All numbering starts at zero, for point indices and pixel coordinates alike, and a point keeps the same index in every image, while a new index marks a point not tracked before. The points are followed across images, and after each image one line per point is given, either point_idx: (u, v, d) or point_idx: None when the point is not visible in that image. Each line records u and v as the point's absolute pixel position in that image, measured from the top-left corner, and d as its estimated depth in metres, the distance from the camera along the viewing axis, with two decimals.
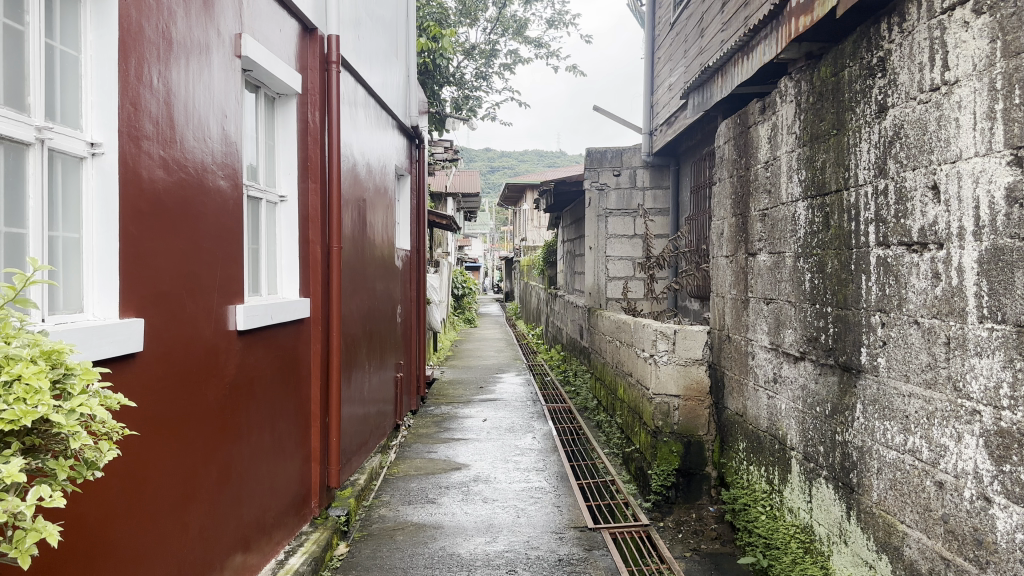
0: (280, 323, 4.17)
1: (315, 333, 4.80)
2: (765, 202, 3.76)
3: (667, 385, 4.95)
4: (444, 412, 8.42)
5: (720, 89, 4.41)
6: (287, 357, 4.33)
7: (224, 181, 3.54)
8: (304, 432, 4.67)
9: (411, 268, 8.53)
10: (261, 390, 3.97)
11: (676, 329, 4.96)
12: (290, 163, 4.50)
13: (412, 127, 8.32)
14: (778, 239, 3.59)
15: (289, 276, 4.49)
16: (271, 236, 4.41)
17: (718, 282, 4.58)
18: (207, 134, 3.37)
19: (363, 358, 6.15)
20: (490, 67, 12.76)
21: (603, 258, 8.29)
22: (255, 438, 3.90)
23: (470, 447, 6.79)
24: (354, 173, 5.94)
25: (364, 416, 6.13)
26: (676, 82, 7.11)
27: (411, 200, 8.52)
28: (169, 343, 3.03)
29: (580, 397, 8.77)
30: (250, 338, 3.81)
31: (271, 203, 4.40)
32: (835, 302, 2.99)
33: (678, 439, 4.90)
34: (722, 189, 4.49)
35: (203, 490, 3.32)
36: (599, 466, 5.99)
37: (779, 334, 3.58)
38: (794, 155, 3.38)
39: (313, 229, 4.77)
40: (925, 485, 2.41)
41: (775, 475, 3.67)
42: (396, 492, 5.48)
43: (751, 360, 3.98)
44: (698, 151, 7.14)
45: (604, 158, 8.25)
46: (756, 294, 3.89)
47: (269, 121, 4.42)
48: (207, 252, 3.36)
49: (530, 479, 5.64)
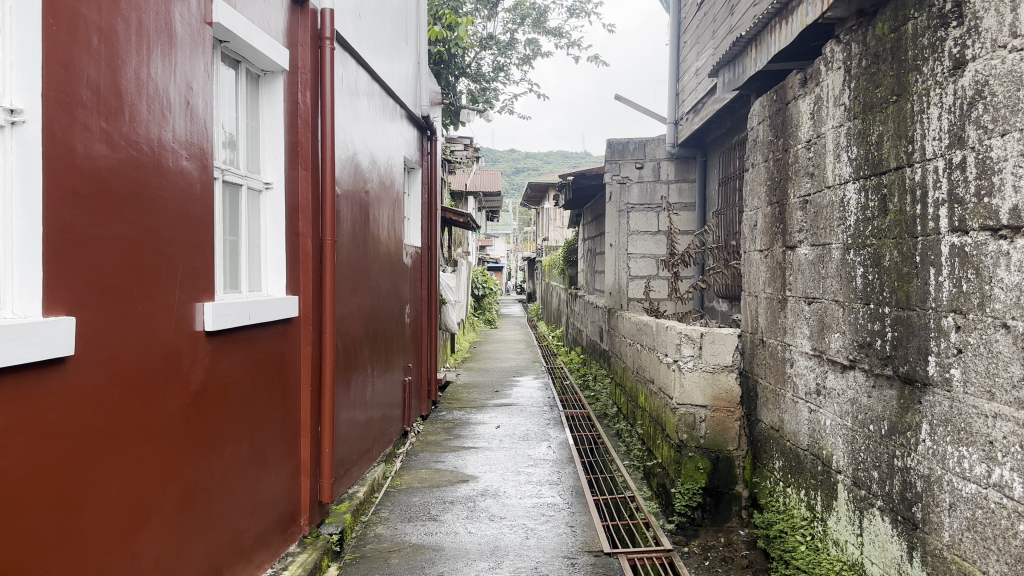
0: (260, 323, 3.76)
1: (306, 334, 4.38)
2: (807, 187, 3.28)
3: (693, 395, 4.47)
4: (457, 418, 7.99)
5: (755, 62, 3.93)
6: (271, 360, 3.92)
7: (189, 162, 3.13)
8: (293, 441, 4.25)
9: (422, 267, 8.11)
10: (237, 398, 3.55)
11: (703, 331, 4.46)
12: (277, 147, 4.09)
13: (423, 118, 7.91)
14: (823, 228, 3.11)
15: (275, 271, 4.08)
16: (253, 226, 4.00)
17: (751, 279, 4.10)
18: (166, 109, 2.96)
19: (365, 359, 5.73)
20: (508, 58, 12.31)
21: (625, 256, 7.82)
22: (229, 450, 3.49)
23: (480, 456, 6.36)
24: (355, 163, 5.52)
25: (367, 422, 5.71)
26: (703, 66, 6.63)
27: (422, 195, 8.10)
28: (113, 346, 2.63)
29: (599, 403, 8.29)
30: (223, 340, 3.40)
31: (254, 190, 3.99)
32: (894, 300, 2.52)
33: (705, 454, 4.42)
34: (756, 175, 4.01)
35: (160, 511, 2.91)
36: (618, 480, 5.52)
37: (823, 339, 3.11)
38: (843, 130, 2.91)
39: (304, 221, 4.36)
40: (1016, 529, 1.93)
41: (818, 501, 3.19)
42: (397, 507, 5.04)
43: (789, 368, 3.51)
44: (728, 141, 6.65)
45: (626, 149, 7.79)
46: (795, 293, 3.41)
47: (252, 100, 4.01)
48: (166, 241, 2.95)
49: (542, 494, 5.18)
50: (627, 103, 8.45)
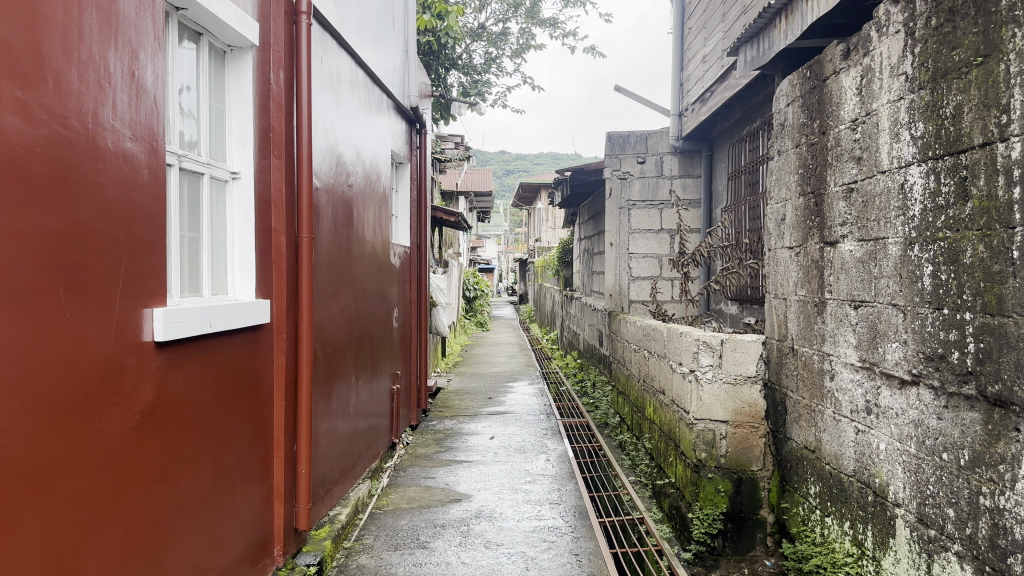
0: (225, 331, 3.30)
1: (280, 342, 3.91)
2: (853, 172, 2.85)
3: (712, 409, 4.03)
4: (448, 428, 7.52)
5: (785, 36, 3.50)
6: (236, 373, 3.45)
7: (134, 144, 2.66)
8: (265, 463, 3.80)
9: (411, 267, 7.65)
10: (196, 417, 3.09)
11: (723, 338, 4.00)
12: (245, 131, 3.63)
13: (412, 109, 7.45)
14: (875, 221, 2.68)
15: (243, 271, 3.61)
16: (218, 221, 3.54)
17: (778, 280, 3.67)
18: (105, 80, 2.50)
19: (349, 368, 5.27)
20: (500, 50, 11.87)
21: (625, 255, 7.37)
22: (187, 479, 3.03)
23: (473, 471, 5.90)
24: (337, 155, 5.06)
25: (351, 436, 5.26)
26: (711, 52, 6.20)
27: (412, 192, 7.65)
28: (30, 363, 2.17)
29: (599, 411, 7.85)
30: (177, 352, 2.93)
31: (220, 180, 3.53)
32: (980, 305, 2.10)
33: (726, 476, 4.00)
34: (784, 163, 3.58)
35: (97, 556, 2.45)
36: (624, 499, 5.07)
37: (875, 349, 2.69)
38: (903, 104, 2.49)
39: (277, 215, 3.89)
40: None
41: (868, 536, 2.74)
42: (383, 532, 4.58)
43: (828, 381, 3.08)
44: (737, 133, 6.22)
45: (626, 143, 7.37)
46: (838, 296, 2.98)
47: (215, 77, 3.55)
48: (104, 237, 2.49)
49: (542, 516, 4.73)
50: (627, 94, 7.98)
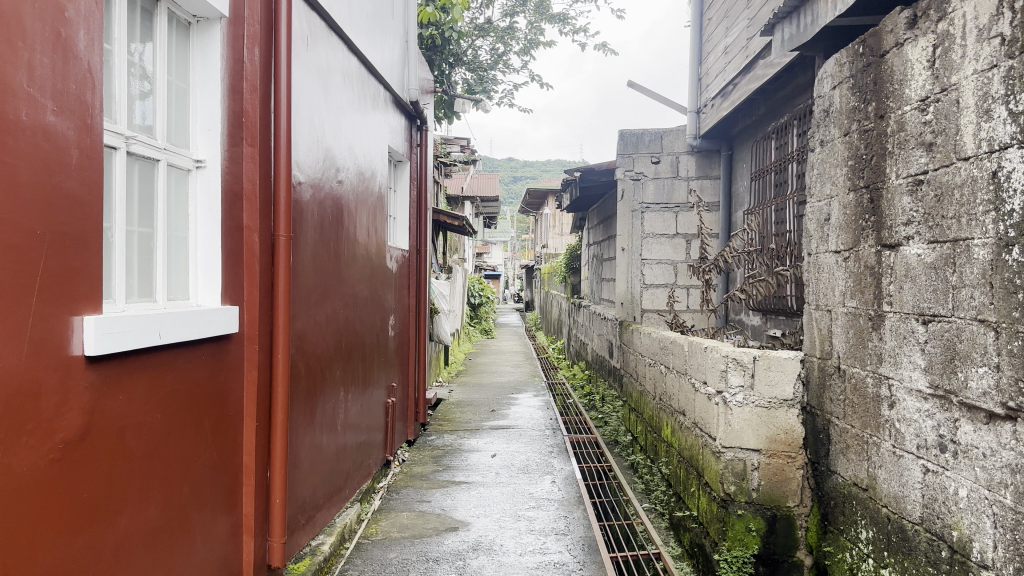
0: (181, 341, 2.85)
1: (252, 355, 3.45)
2: (922, 161, 2.39)
3: (743, 436, 3.58)
4: (448, 443, 7.06)
5: (830, 8, 3.05)
6: (195, 391, 2.99)
7: (60, 118, 2.22)
8: (232, 490, 3.34)
9: (409, 273, 7.20)
10: (141, 443, 2.63)
11: (756, 355, 3.54)
12: (211, 114, 3.19)
13: (412, 105, 7.00)
14: (953, 218, 2.22)
15: (207, 273, 3.16)
16: (177, 215, 3.09)
17: (819, 290, 3.22)
18: (19, 38, 2.06)
19: (337, 380, 4.82)
20: (507, 46, 11.44)
21: (638, 261, 6.91)
22: (128, 515, 2.56)
23: (472, 493, 5.43)
24: (325, 148, 4.60)
25: (340, 455, 4.80)
26: (734, 42, 5.74)
27: (411, 192, 7.21)
28: None
29: (608, 426, 7.38)
30: (117, 368, 2.48)
31: (179, 167, 3.08)
32: None
33: (758, 513, 3.56)
34: (829, 156, 3.11)
35: None
36: (638, 530, 4.61)
37: (952, 374, 2.22)
38: (996, 74, 2.03)
39: (250, 211, 3.44)
40: None
41: None
42: (370, 567, 4.11)
43: (886, 409, 2.62)
44: (761, 129, 5.78)
45: (641, 141, 6.92)
46: (900, 310, 2.51)
47: (175, 51, 3.10)
48: (14, 229, 2.04)
49: (547, 549, 4.25)
50: (640, 90, 7.52)
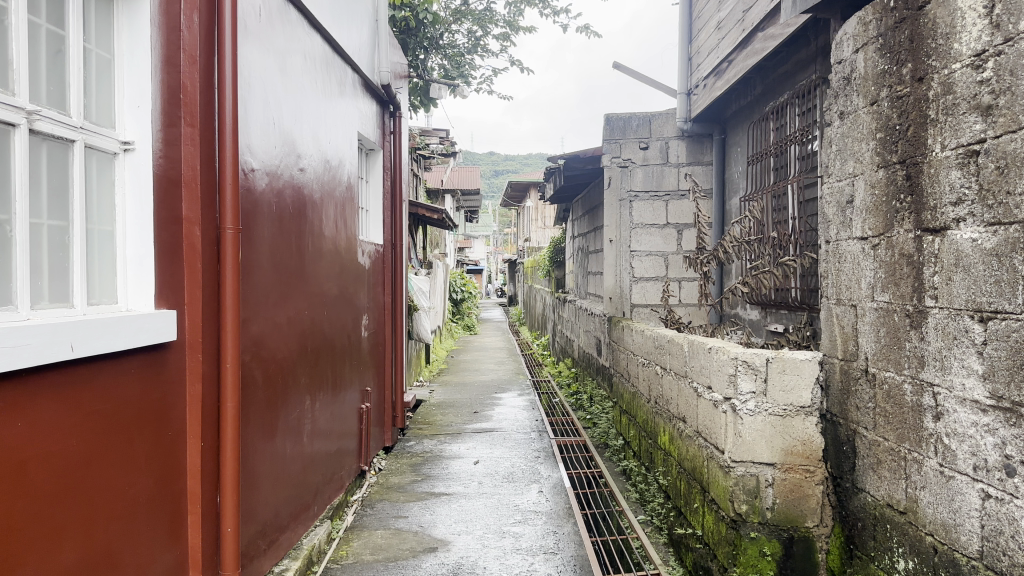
0: (103, 353, 2.42)
1: (194, 367, 3.01)
2: (977, 128, 2.23)
3: (756, 449, 3.30)
4: (428, 449, 6.66)
5: None
6: (125, 411, 2.57)
7: None
8: (174, 520, 2.91)
9: (383, 268, 6.77)
10: (51, 477, 2.20)
11: (769, 356, 3.27)
12: (139, 89, 2.75)
13: (383, 89, 6.54)
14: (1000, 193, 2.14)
15: (138, 271, 2.73)
16: (100, 206, 2.66)
17: (841, 282, 3.05)
18: None
19: (303, 388, 4.39)
20: (485, 30, 11.03)
21: (626, 253, 6.56)
22: (33, 566, 2.13)
23: (454, 506, 5.03)
24: (284, 131, 4.17)
25: (307, 469, 4.38)
26: (727, 16, 5.38)
27: (384, 182, 6.77)
28: None
29: (597, 429, 7.01)
30: (14, 390, 2.06)
31: (102, 150, 2.65)
32: None
33: (773, 535, 3.28)
34: (853, 128, 2.94)
35: None
36: (633, 545, 4.24)
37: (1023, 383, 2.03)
38: None
39: (190, 201, 3.00)
40: None
41: None
42: None
43: (928, 422, 2.45)
44: (756, 110, 5.44)
45: (628, 126, 6.57)
46: (948, 302, 2.35)
47: (94, 13, 2.65)
48: None
49: (534, 572, 3.86)
50: (626, 71, 7.14)
